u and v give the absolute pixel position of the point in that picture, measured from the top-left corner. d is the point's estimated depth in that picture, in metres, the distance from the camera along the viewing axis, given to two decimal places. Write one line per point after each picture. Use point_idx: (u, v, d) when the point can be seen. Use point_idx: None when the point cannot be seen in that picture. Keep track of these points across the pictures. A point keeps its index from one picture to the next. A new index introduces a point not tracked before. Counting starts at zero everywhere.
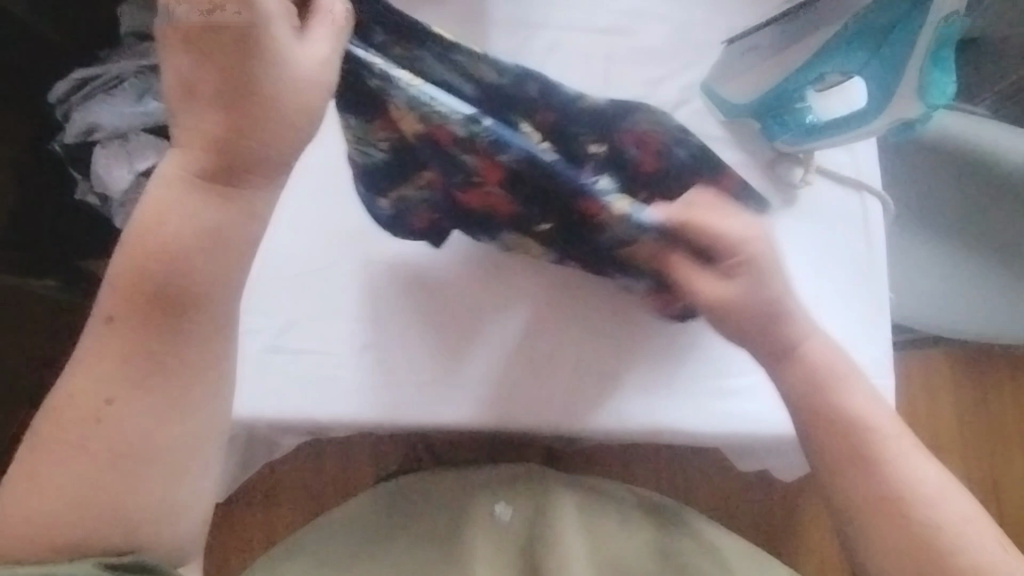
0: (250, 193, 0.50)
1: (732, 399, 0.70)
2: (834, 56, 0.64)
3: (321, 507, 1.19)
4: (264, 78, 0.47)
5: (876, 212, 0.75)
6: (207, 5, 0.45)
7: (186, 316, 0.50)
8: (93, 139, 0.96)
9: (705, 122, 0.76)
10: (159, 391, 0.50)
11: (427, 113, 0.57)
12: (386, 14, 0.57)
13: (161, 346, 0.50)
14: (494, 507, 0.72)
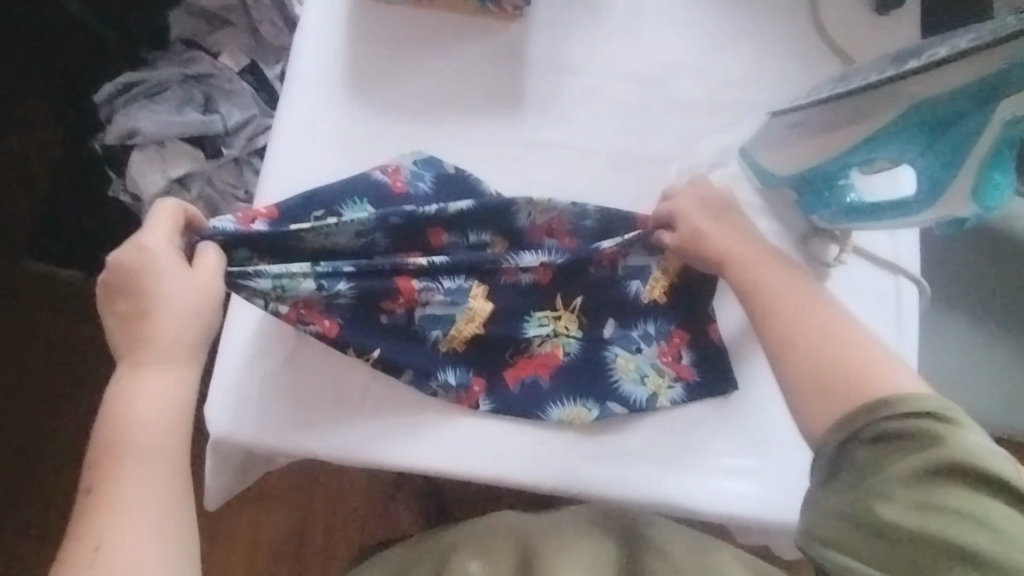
0: (182, 369, 0.60)
1: (739, 479, 0.67)
2: (887, 144, 0.63)
3: (312, 525, 1.17)
4: (166, 305, 0.59)
5: (910, 298, 0.73)
6: (127, 256, 0.59)
7: (151, 452, 0.57)
8: (130, 143, 0.96)
9: (740, 186, 0.74)
10: (142, 521, 0.55)
11: (273, 300, 0.63)
12: (239, 235, 0.62)
13: (144, 482, 0.56)
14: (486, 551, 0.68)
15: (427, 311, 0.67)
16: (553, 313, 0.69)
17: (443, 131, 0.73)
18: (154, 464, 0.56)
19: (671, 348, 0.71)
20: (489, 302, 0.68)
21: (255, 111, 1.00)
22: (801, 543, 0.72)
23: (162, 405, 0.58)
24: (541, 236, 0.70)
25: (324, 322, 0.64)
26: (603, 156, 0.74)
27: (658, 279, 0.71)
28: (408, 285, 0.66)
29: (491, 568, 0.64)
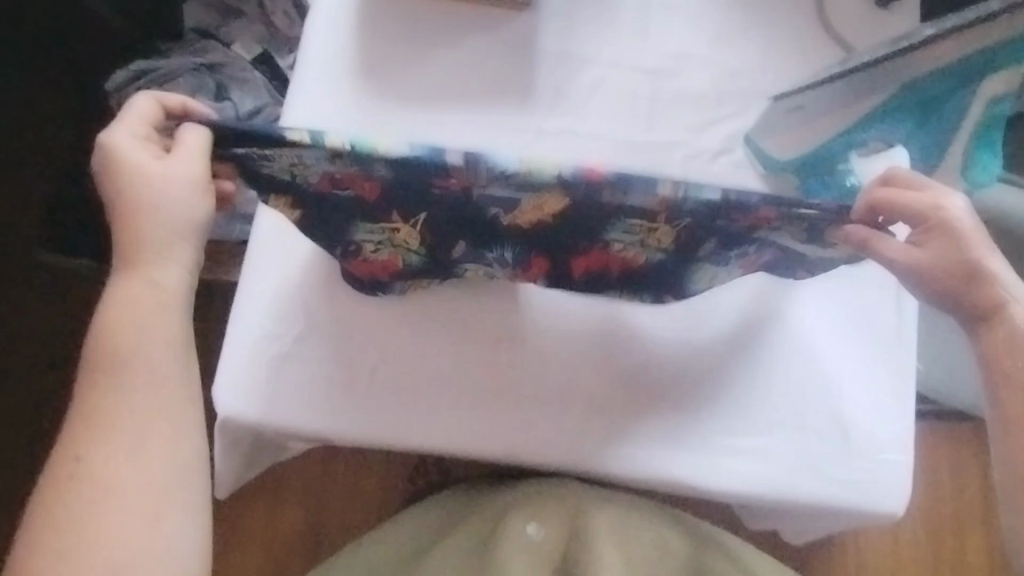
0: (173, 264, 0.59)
1: (741, 459, 0.69)
2: (879, 124, 0.65)
3: (321, 513, 1.18)
4: (146, 201, 0.57)
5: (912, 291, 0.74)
6: (107, 152, 0.58)
7: (132, 368, 0.58)
8: None
9: (743, 173, 0.76)
10: (128, 436, 0.57)
11: (299, 174, 0.56)
12: (254, 136, 0.54)
13: (128, 399, 0.58)
14: (527, 526, 0.70)
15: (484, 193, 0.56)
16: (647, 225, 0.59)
17: (457, 118, 0.75)
18: (140, 382, 0.58)
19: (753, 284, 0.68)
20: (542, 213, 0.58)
21: (267, 99, 1.01)
22: (802, 521, 0.74)
23: (149, 317, 0.59)
24: (617, 199, 0.55)
25: (363, 186, 0.56)
26: (612, 143, 0.76)
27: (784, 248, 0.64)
28: (462, 173, 0.54)
29: (547, 529, 0.70)
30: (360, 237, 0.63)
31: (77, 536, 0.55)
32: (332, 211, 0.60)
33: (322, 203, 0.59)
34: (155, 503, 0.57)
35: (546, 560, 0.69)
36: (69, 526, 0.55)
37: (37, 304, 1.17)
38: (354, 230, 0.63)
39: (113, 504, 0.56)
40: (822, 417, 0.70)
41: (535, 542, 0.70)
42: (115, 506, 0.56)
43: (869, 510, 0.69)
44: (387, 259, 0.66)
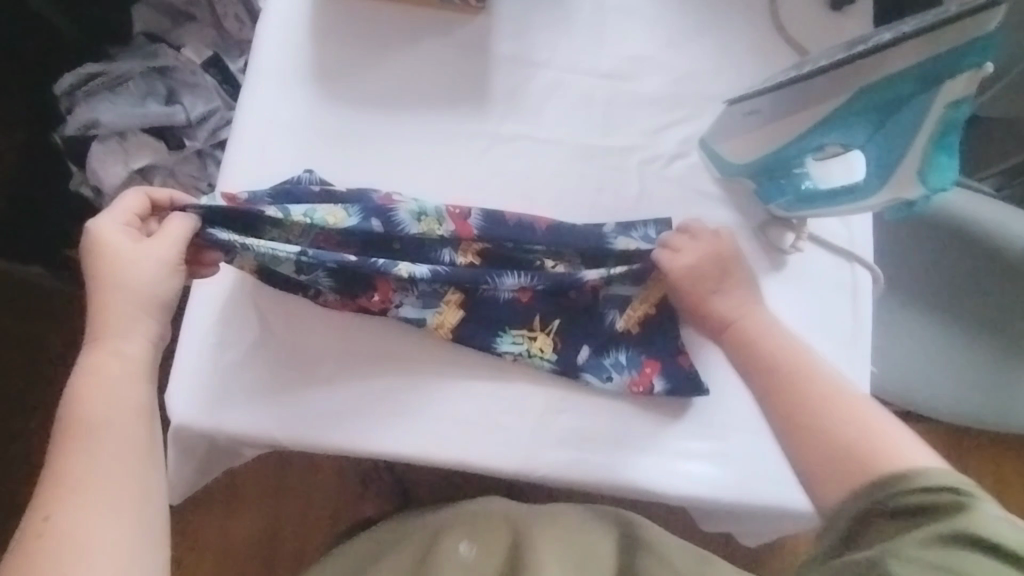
0: (129, 330, 0.59)
1: (699, 461, 0.69)
2: (839, 127, 0.65)
3: (277, 519, 1.16)
4: (122, 282, 0.60)
5: (865, 283, 0.75)
6: (95, 237, 0.61)
7: (104, 426, 0.56)
8: (91, 134, 0.95)
9: (701, 176, 0.76)
10: (103, 493, 0.54)
11: (291, 235, 0.66)
12: (222, 215, 0.64)
13: (99, 457, 0.55)
14: (458, 545, 0.66)
15: (403, 308, 0.68)
16: (529, 333, 0.70)
17: (412, 125, 0.74)
18: (115, 440, 0.56)
19: (643, 378, 0.70)
20: (478, 260, 0.70)
21: (218, 104, 0.99)
22: (762, 523, 0.74)
23: (119, 384, 0.58)
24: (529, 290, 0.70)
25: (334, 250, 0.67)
26: (568, 148, 0.75)
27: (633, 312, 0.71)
28: (386, 286, 0.68)
29: (480, 550, 0.66)
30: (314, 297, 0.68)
31: None
32: (283, 285, 0.67)
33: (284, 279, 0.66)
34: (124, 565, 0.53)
35: None
36: None
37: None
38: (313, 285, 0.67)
39: (84, 563, 0.51)
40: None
41: (466, 564, 0.66)
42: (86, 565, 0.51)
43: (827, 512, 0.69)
44: (338, 307, 0.68)
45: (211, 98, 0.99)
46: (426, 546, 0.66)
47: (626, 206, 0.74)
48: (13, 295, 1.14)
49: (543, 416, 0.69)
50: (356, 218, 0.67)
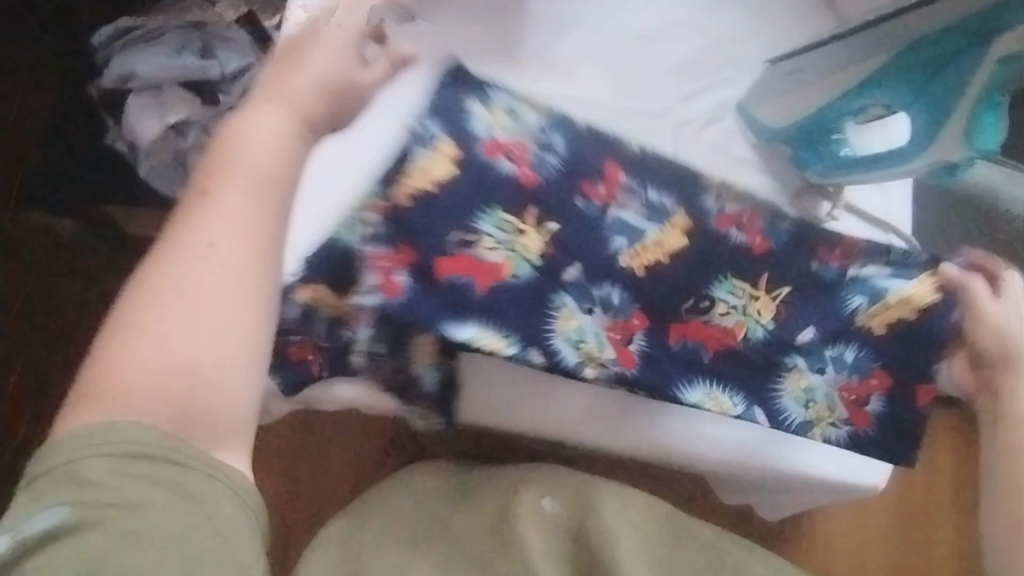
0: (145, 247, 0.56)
1: (717, 426, 0.68)
2: (882, 87, 0.63)
3: (299, 479, 1.16)
4: None
5: (901, 249, 0.74)
6: None
7: (166, 252, 0.45)
8: (128, 87, 0.96)
9: (735, 141, 0.75)
10: (157, 284, 0.44)
11: (495, 126, 0.64)
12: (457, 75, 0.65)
13: (168, 273, 0.44)
14: (540, 499, 0.70)
15: (621, 215, 0.67)
16: (749, 290, 0.69)
17: None
18: (188, 261, 0.44)
19: (862, 389, 0.70)
20: (686, 238, 0.69)
21: (252, 59, 0.98)
22: (783, 493, 0.75)
23: (239, 211, 0.46)
24: (729, 225, 0.70)
25: (526, 170, 0.64)
26: (602, 109, 0.74)
27: (883, 310, 0.70)
28: (612, 173, 0.68)
29: (560, 503, 0.70)
30: (484, 229, 0.62)
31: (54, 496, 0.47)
32: (453, 211, 0.61)
33: (483, 179, 0.62)
34: (181, 371, 0.43)
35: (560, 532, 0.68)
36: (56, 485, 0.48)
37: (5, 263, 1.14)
38: (481, 218, 0.62)
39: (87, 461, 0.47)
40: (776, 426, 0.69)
41: (549, 516, 0.69)
42: (132, 335, 0.43)
43: (846, 484, 0.70)
44: (318, 346, 0.62)
45: (243, 52, 0.98)
46: (506, 502, 0.70)
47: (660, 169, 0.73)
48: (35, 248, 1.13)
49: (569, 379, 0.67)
50: (556, 129, 0.67)
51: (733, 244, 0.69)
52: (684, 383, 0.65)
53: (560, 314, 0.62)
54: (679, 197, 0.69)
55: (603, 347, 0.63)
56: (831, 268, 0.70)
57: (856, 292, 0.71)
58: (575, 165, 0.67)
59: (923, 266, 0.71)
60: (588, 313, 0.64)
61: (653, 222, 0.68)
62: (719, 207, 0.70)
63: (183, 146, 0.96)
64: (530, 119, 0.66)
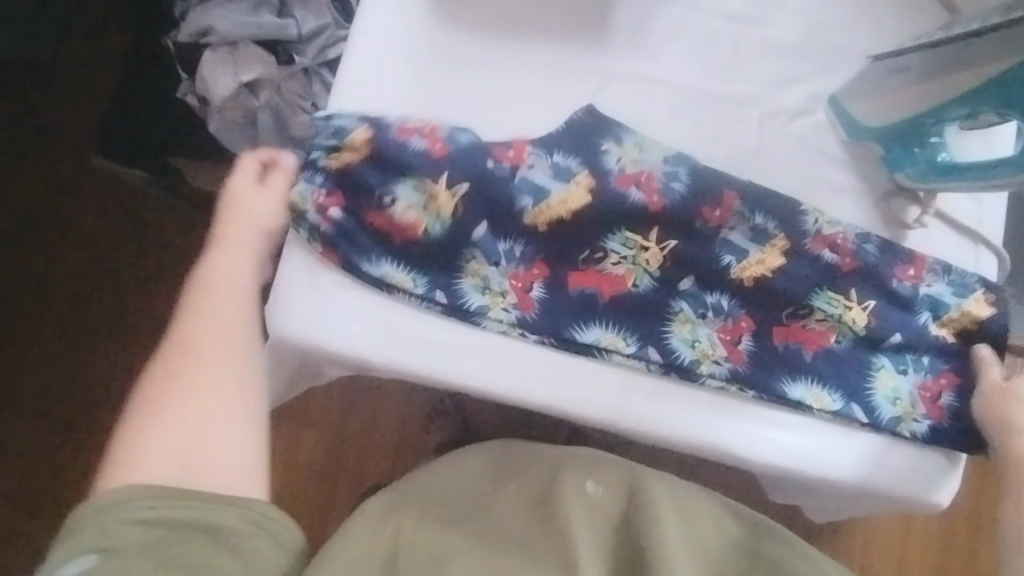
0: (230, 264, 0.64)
1: (783, 430, 0.65)
2: (995, 96, 0.60)
3: (339, 446, 1.15)
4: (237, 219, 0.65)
5: (988, 270, 0.71)
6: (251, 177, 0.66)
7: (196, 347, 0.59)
8: (204, 41, 0.95)
9: (826, 137, 0.72)
10: (177, 380, 0.58)
11: (624, 159, 0.68)
12: (591, 117, 0.69)
13: (191, 364, 0.59)
14: (585, 484, 0.65)
15: (731, 237, 0.67)
16: (846, 301, 0.67)
17: (525, 54, 0.71)
18: (220, 361, 0.59)
19: (935, 385, 0.67)
20: (785, 257, 0.67)
21: (329, 20, 0.97)
22: (846, 502, 0.71)
23: (237, 315, 0.62)
24: (825, 246, 0.68)
25: (653, 197, 0.66)
26: (685, 93, 0.72)
27: (956, 318, 0.68)
28: (728, 201, 0.68)
29: (605, 487, 0.65)
30: (610, 247, 0.66)
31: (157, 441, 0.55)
32: (586, 232, 0.66)
33: (614, 208, 0.66)
34: (187, 452, 0.55)
35: (603, 518, 0.65)
36: (142, 435, 0.55)
37: (75, 202, 1.15)
38: (608, 237, 0.66)
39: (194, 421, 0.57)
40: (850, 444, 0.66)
41: (592, 501, 0.65)
42: (165, 419, 0.56)
43: (916, 498, 0.66)
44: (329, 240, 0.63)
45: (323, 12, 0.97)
46: (550, 480, 0.66)
47: (744, 159, 0.71)
48: (104, 188, 1.16)
49: (647, 381, 0.65)
50: (680, 159, 0.68)
51: (819, 266, 0.67)
52: (788, 379, 0.66)
53: (678, 318, 0.66)
54: (785, 218, 0.68)
55: (716, 346, 0.66)
56: (905, 284, 0.68)
57: (926, 307, 0.68)
58: (695, 198, 0.67)
59: (981, 280, 0.69)
60: (703, 319, 0.66)
61: (760, 244, 0.67)
62: (817, 229, 0.68)
63: (254, 105, 0.97)
64: (657, 150, 0.69)
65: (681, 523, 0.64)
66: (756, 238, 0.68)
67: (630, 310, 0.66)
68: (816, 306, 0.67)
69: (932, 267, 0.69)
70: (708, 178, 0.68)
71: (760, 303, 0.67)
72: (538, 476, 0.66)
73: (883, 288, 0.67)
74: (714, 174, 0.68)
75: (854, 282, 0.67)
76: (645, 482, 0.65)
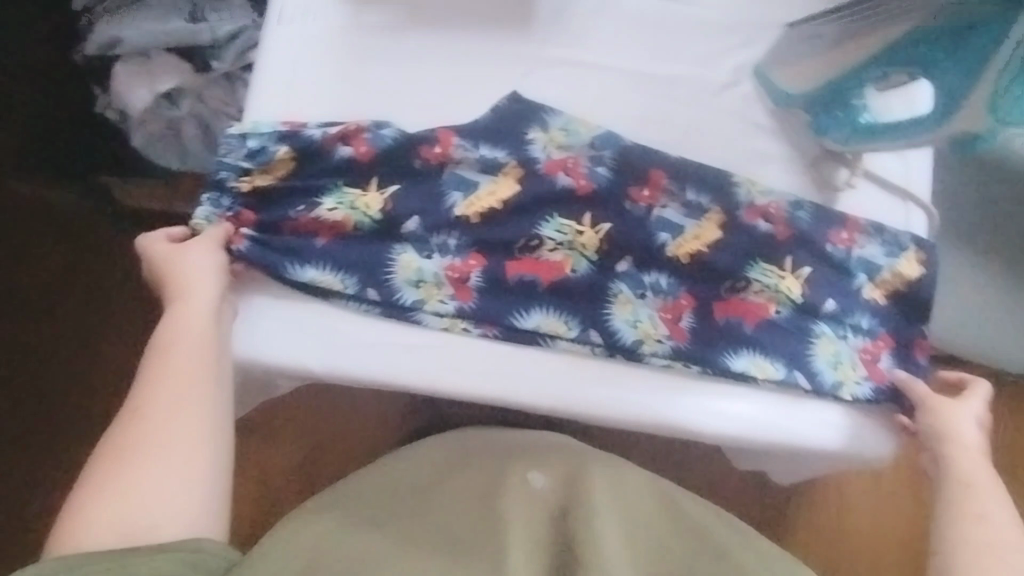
0: (181, 308, 0.60)
1: (731, 401, 0.66)
2: (904, 53, 0.61)
3: (311, 463, 1.11)
4: (180, 269, 0.61)
5: (919, 226, 0.72)
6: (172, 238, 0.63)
7: (153, 392, 0.57)
8: (114, 54, 0.90)
9: (752, 107, 0.72)
10: (132, 433, 0.55)
11: (549, 145, 0.67)
12: (517, 103, 0.68)
13: (149, 408, 0.57)
14: (527, 475, 0.65)
15: (665, 214, 0.67)
16: (779, 271, 0.67)
17: (449, 46, 0.70)
18: (178, 402, 0.57)
19: (875, 349, 0.68)
20: (722, 230, 0.68)
21: (245, 22, 0.92)
22: (799, 461, 0.72)
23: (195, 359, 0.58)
24: (758, 217, 0.68)
25: (580, 180, 0.66)
26: (613, 74, 0.72)
27: (887, 280, 0.69)
28: (657, 179, 0.68)
29: (550, 477, 0.65)
30: (545, 233, 0.65)
31: (105, 501, 0.53)
32: (516, 220, 0.65)
33: (542, 196, 0.65)
34: (135, 513, 0.53)
35: (544, 510, 0.64)
36: (90, 499, 0.53)
37: None
38: (541, 224, 0.65)
39: (143, 476, 0.54)
40: (800, 411, 0.66)
41: (537, 493, 0.64)
42: (116, 480, 0.54)
43: (860, 455, 0.67)
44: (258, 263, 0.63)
45: (234, 15, 0.91)
46: (495, 477, 0.66)
47: (675, 136, 0.71)
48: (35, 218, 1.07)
49: (594, 368, 0.65)
50: (609, 138, 0.68)
51: (752, 236, 0.68)
52: (730, 352, 0.66)
53: (617, 300, 0.66)
54: (717, 190, 0.69)
55: (657, 326, 0.66)
56: (839, 248, 0.69)
57: (858, 270, 0.69)
58: (623, 178, 0.67)
59: (913, 239, 0.70)
60: (642, 298, 0.66)
61: (691, 219, 0.68)
62: (749, 199, 0.69)
63: (176, 115, 0.94)
64: (584, 133, 0.68)
65: (618, 505, 0.63)
66: (690, 213, 0.68)
67: (572, 294, 0.65)
68: (750, 279, 0.67)
69: (862, 229, 0.70)
70: (635, 156, 0.68)
71: (697, 280, 0.67)
72: (485, 474, 0.66)
73: (816, 253, 0.68)
74: (643, 151, 0.68)
75: (786, 249, 0.68)
76: (584, 471, 0.65)
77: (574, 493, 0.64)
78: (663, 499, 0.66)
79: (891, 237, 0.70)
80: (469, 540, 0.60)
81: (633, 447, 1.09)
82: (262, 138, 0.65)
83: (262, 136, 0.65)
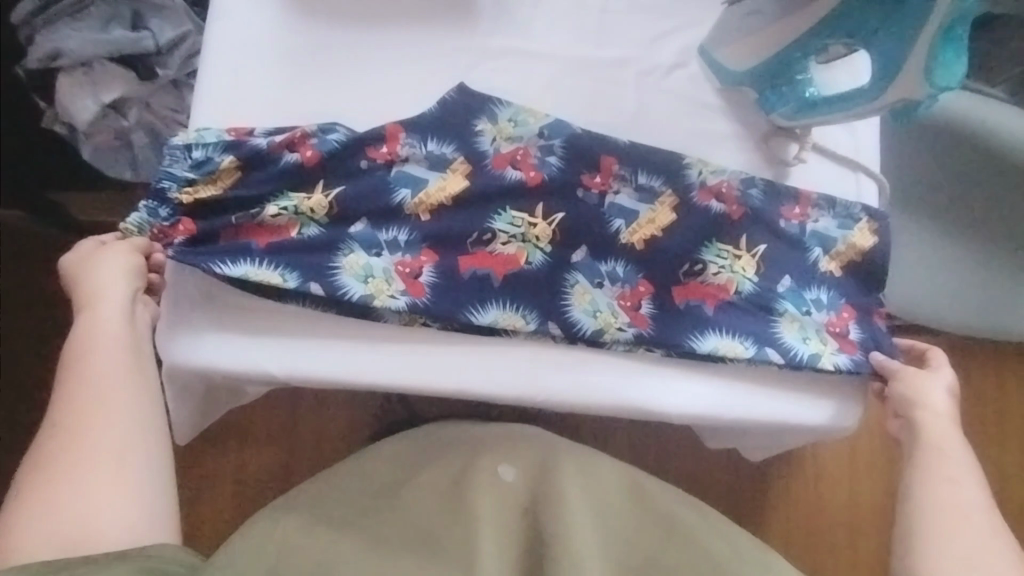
0: (98, 313, 0.61)
1: (696, 381, 0.66)
2: (843, 24, 0.62)
3: (286, 467, 1.09)
4: (95, 277, 0.62)
5: (871, 197, 0.73)
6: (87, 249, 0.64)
7: (78, 396, 0.58)
8: (57, 65, 0.88)
9: (701, 87, 0.72)
10: (58, 442, 0.56)
11: (498, 137, 0.67)
12: (464, 94, 0.68)
13: (80, 411, 0.57)
14: (498, 468, 0.66)
15: (617, 201, 0.68)
16: (734, 251, 0.69)
17: (392, 42, 0.69)
18: (110, 403, 0.58)
19: (840, 321, 0.69)
20: (676, 213, 0.68)
21: (189, 27, 0.90)
22: (765, 436, 0.73)
23: (120, 363, 0.59)
24: (710, 197, 0.69)
25: (530, 172, 0.67)
26: (559, 62, 0.71)
27: (842, 252, 0.70)
28: (608, 164, 0.68)
29: (520, 468, 0.66)
30: (497, 227, 0.66)
31: (39, 510, 0.54)
32: (469, 215, 0.66)
33: (492, 190, 0.66)
34: (71, 518, 0.54)
35: (514, 502, 0.65)
36: (23, 511, 0.54)
37: None
38: (495, 217, 0.66)
39: (73, 482, 0.55)
40: (764, 388, 0.67)
41: (507, 485, 0.65)
42: (46, 490, 0.54)
43: (826, 427, 0.68)
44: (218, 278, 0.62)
45: (177, 19, 0.90)
46: (464, 467, 0.66)
47: (624, 121, 0.71)
48: None
49: (558, 357, 0.65)
50: (557, 125, 0.68)
51: (705, 216, 0.68)
52: (695, 334, 0.66)
53: (575, 290, 0.66)
54: (670, 173, 0.69)
55: (618, 313, 0.66)
56: (792, 224, 0.70)
57: (814, 244, 0.70)
58: (574, 166, 0.67)
59: (865, 210, 0.71)
60: (599, 287, 0.66)
61: (643, 204, 0.68)
62: (701, 180, 0.69)
63: (125, 126, 0.93)
64: (533, 123, 0.68)
65: (587, 493, 0.65)
66: (643, 198, 0.68)
67: (530, 286, 0.65)
68: (705, 260, 0.68)
69: (815, 204, 0.70)
70: (585, 142, 0.68)
71: (653, 265, 0.68)
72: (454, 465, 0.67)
73: (770, 230, 0.69)
74: (594, 137, 0.68)
75: (737, 229, 0.69)
76: (555, 459, 0.66)
77: (542, 488, 0.65)
78: (632, 480, 0.67)
79: (846, 209, 0.71)
80: (436, 538, 0.62)
81: (604, 432, 1.11)
82: (208, 147, 0.63)
83: (207, 147, 0.63)
